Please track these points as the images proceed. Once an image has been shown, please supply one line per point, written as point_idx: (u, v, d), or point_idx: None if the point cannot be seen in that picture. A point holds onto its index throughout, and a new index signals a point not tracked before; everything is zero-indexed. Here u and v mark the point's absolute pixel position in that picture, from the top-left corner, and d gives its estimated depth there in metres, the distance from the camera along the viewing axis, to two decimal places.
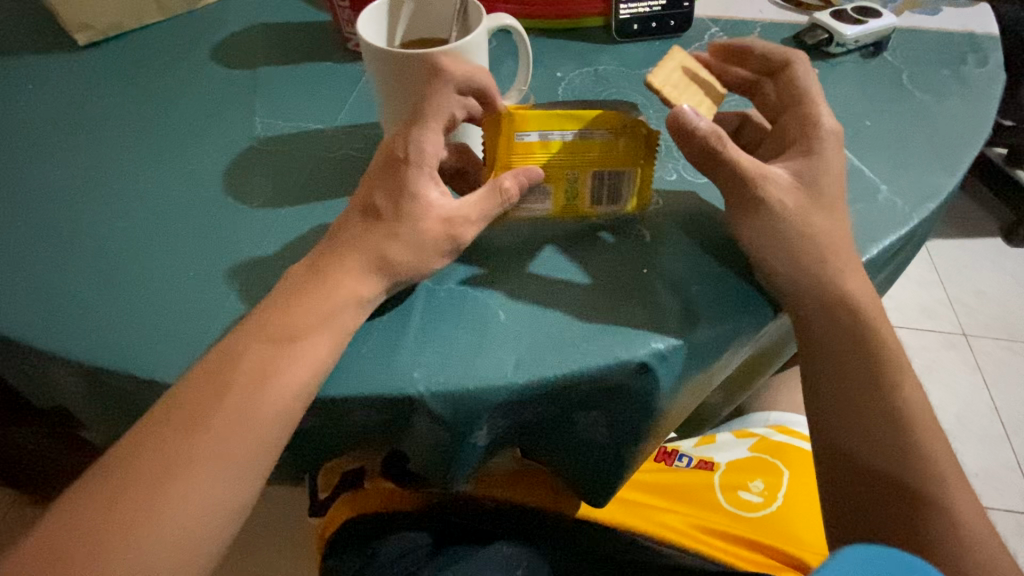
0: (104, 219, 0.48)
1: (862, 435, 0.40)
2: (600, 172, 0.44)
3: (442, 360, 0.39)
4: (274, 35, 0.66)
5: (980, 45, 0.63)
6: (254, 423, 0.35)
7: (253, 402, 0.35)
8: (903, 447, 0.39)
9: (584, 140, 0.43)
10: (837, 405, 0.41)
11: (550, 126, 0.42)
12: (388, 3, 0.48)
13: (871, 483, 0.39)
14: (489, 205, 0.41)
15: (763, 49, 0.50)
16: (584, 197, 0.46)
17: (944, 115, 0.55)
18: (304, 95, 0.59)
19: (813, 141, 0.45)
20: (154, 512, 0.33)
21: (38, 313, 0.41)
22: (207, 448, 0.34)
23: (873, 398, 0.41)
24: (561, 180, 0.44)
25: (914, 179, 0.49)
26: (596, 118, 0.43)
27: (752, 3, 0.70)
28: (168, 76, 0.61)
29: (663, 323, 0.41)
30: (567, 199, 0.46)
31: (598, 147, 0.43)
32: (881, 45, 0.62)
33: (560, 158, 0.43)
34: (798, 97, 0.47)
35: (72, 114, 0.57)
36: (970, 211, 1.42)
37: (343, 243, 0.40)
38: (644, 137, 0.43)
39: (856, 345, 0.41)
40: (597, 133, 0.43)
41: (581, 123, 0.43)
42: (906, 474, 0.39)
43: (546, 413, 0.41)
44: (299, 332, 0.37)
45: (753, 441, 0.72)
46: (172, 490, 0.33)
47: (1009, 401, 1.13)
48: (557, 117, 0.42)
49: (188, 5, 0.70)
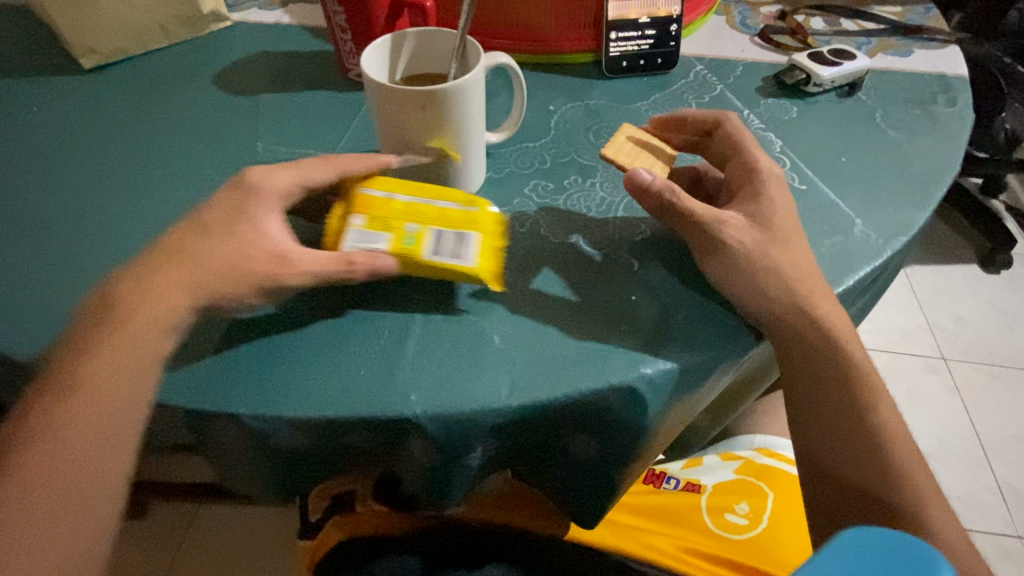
0: (107, 240, 0.49)
1: (841, 456, 0.42)
2: (440, 231, 0.44)
3: (437, 383, 0.40)
4: (276, 63, 0.68)
5: (949, 86, 0.67)
6: (108, 396, 0.37)
7: (104, 388, 0.37)
8: (882, 467, 0.41)
9: (437, 205, 0.45)
10: (819, 427, 0.43)
11: (391, 187, 0.45)
12: (389, 40, 0.51)
13: (850, 503, 0.41)
14: (331, 266, 0.40)
15: (696, 113, 0.54)
16: (422, 248, 0.43)
17: (914, 153, 0.58)
18: (305, 123, 0.61)
19: (758, 186, 0.48)
20: (27, 494, 0.35)
21: (40, 332, 0.42)
22: (53, 435, 0.36)
23: (852, 421, 0.43)
24: (401, 230, 0.43)
25: (887, 213, 0.52)
26: (457, 195, 0.46)
27: (735, 42, 0.73)
28: (172, 101, 0.63)
29: (652, 348, 0.42)
30: (406, 247, 0.42)
31: (436, 209, 0.45)
32: (855, 85, 0.66)
33: (400, 212, 0.44)
34: (739, 149, 0.50)
35: (76, 137, 0.59)
36: (948, 239, 1.47)
37: (224, 234, 0.41)
38: (483, 213, 0.46)
39: (834, 370, 0.43)
40: (442, 202, 0.45)
41: (442, 194, 0.46)
42: (883, 494, 0.41)
43: (539, 434, 0.43)
44: (142, 321, 0.38)
45: (739, 464, 0.74)
46: (37, 466, 0.36)
47: (988, 425, 1.16)
48: (414, 183, 0.46)
49: (191, 32, 0.72)
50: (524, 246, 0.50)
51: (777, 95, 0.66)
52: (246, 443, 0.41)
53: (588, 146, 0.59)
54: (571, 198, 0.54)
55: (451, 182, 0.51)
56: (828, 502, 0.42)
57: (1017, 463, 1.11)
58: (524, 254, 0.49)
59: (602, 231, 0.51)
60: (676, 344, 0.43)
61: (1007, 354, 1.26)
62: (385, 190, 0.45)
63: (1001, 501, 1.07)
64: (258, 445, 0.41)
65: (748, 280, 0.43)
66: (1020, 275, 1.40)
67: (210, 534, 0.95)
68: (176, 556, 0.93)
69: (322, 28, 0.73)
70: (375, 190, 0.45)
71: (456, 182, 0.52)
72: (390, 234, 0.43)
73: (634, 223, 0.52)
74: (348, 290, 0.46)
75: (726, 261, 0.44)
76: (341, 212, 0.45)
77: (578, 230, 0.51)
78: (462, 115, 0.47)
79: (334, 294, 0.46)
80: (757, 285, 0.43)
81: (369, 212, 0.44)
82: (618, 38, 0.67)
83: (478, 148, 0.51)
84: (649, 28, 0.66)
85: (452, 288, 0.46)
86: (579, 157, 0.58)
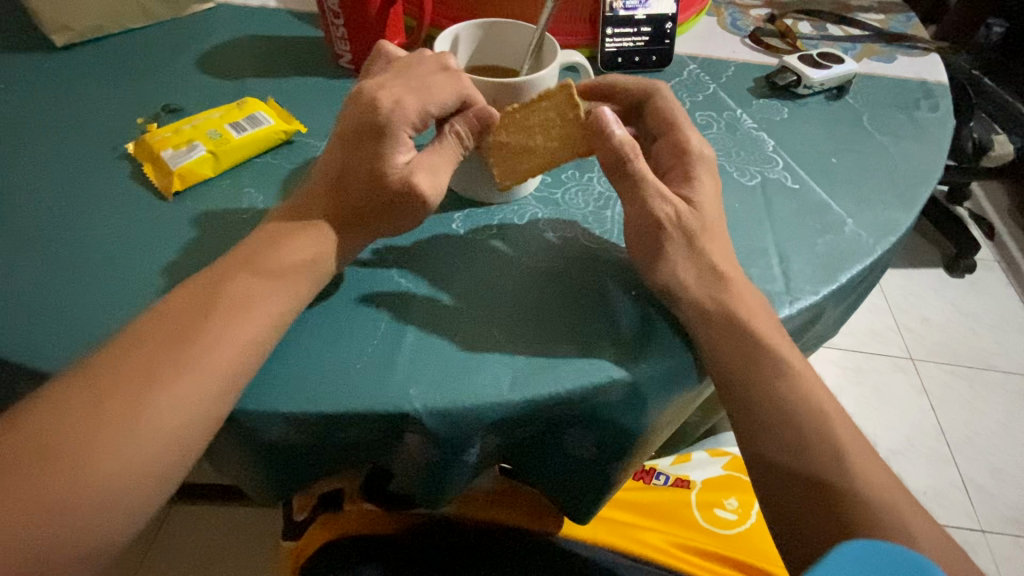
0: (85, 226, 0.46)
1: (794, 449, 0.39)
2: (234, 122, 0.54)
3: (437, 377, 0.39)
4: (264, 47, 0.66)
5: (931, 92, 0.69)
6: (276, 214, 0.43)
7: (195, 354, 0.35)
8: (838, 450, 0.38)
9: (197, 121, 0.54)
10: (742, 418, 0.41)
11: (173, 127, 0.53)
12: (467, 26, 0.50)
13: (796, 496, 0.38)
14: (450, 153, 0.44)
15: (629, 82, 0.51)
16: (228, 134, 0.52)
17: (901, 156, 0.60)
18: (292, 108, 0.59)
19: (689, 166, 0.47)
20: (272, 265, 0.40)
21: (9, 325, 0.39)
22: (295, 228, 0.42)
23: (786, 410, 0.40)
24: (203, 135, 0.52)
25: (876, 214, 0.53)
26: (205, 112, 0.55)
27: (726, 43, 0.74)
28: (152, 81, 0.60)
29: (650, 347, 0.42)
30: (214, 140, 0.52)
31: (213, 117, 0.54)
32: (842, 88, 0.67)
33: (183, 130, 0.53)
34: (668, 125, 0.49)
35: (48, 114, 0.56)
36: (917, 243, 1.52)
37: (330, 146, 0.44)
38: (220, 111, 0.55)
39: (766, 358, 0.41)
40: (212, 114, 0.55)
41: (193, 118, 0.54)
42: (844, 478, 0.37)
43: (536, 431, 0.42)
44: (292, 200, 0.44)
45: (727, 460, 0.76)
46: (278, 243, 0.41)
47: (953, 423, 1.20)
48: (175, 123, 0.54)
49: (173, 13, 0.69)
50: (522, 241, 0.49)
51: (768, 96, 0.67)
52: (235, 438, 0.39)
53: None
54: (568, 192, 0.54)
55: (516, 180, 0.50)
56: (771, 498, 0.39)
57: (979, 459, 1.16)
58: (525, 249, 0.48)
59: (601, 226, 0.51)
60: (673, 381, 0.42)
61: (970, 355, 1.31)
62: (165, 131, 0.53)
63: (964, 495, 1.11)
64: (247, 441, 0.39)
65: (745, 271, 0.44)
66: (980, 279, 1.46)
67: (182, 537, 0.91)
68: (142, 562, 0.88)
69: (310, 14, 0.71)
70: (165, 133, 0.52)
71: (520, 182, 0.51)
72: (198, 143, 0.51)
73: None
74: (341, 287, 0.44)
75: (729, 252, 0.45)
76: (146, 164, 0.51)
77: (578, 226, 0.50)
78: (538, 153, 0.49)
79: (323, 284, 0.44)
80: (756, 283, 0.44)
81: (163, 143, 0.51)
82: (614, 34, 0.66)
83: None
84: (645, 25, 0.66)
85: (450, 281, 0.45)
86: None
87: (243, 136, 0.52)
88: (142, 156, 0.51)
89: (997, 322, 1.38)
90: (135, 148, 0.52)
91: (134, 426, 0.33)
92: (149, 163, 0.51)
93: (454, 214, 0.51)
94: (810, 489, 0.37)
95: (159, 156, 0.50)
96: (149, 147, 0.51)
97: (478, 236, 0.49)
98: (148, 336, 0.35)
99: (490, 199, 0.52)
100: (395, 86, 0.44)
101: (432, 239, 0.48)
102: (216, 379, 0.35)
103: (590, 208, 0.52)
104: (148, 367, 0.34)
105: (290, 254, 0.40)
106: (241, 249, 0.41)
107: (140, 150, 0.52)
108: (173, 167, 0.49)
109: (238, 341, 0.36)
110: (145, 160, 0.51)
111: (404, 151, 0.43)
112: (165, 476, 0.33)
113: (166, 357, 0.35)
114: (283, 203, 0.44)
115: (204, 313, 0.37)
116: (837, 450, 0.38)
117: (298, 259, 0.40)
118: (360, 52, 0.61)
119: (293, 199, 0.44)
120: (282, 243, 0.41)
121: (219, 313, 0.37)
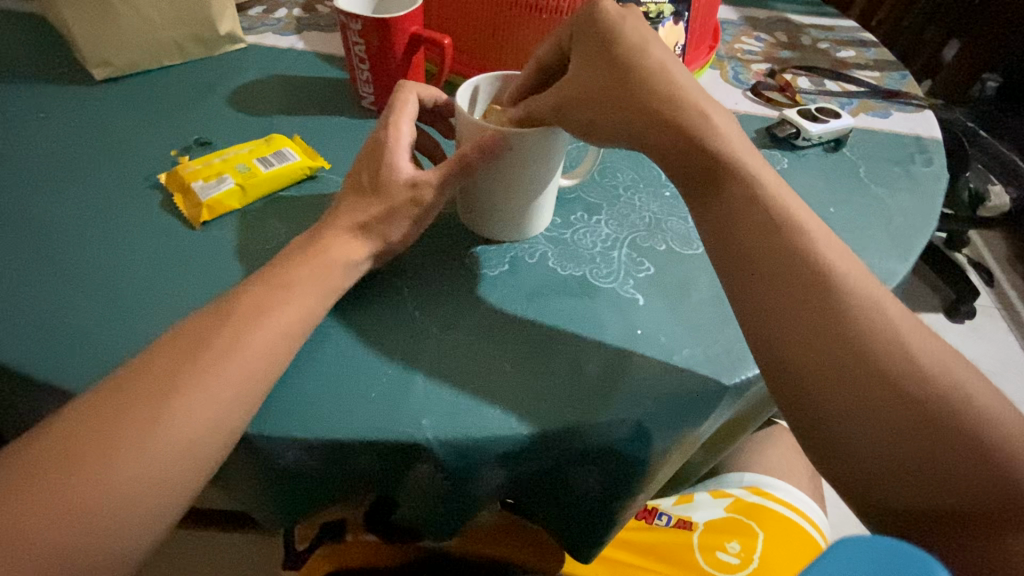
0: (116, 250, 0.48)
1: (864, 468, 0.37)
2: (262, 157, 0.57)
3: (450, 412, 0.40)
4: (290, 87, 0.69)
5: (926, 147, 0.72)
6: (297, 246, 0.45)
7: (216, 374, 0.36)
8: (957, 441, 0.36)
9: (228, 156, 0.57)
10: (839, 425, 0.38)
11: (203, 161, 0.56)
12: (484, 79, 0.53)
13: (907, 487, 0.37)
14: (447, 170, 0.47)
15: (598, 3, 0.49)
16: (257, 168, 0.55)
17: (897, 208, 0.62)
18: (316, 145, 0.62)
19: (719, 175, 0.45)
20: (290, 291, 0.41)
21: (40, 344, 0.41)
22: (316, 259, 0.43)
23: (893, 406, 0.37)
24: (233, 169, 0.55)
25: (873, 262, 0.55)
26: (235, 147, 0.59)
27: (729, 95, 0.78)
28: (184, 116, 0.64)
29: (656, 386, 0.43)
30: (243, 174, 0.55)
31: (242, 152, 0.58)
32: (840, 142, 0.71)
33: (214, 163, 0.55)
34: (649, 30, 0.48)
35: (85, 144, 0.59)
36: (917, 288, 1.54)
37: (350, 188, 0.48)
38: (250, 147, 0.58)
39: (853, 364, 0.38)
40: (241, 149, 0.58)
41: (223, 153, 0.57)
42: (962, 471, 0.36)
43: (545, 466, 0.43)
44: (312, 233, 0.46)
45: (729, 501, 0.74)
46: (296, 272, 0.42)
47: None
48: (206, 157, 0.57)
49: (207, 52, 0.73)
50: (532, 278, 0.51)
51: (769, 147, 0.70)
52: (248, 462, 0.40)
53: (594, 185, 0.61)
54: (577, 233, 0.56)
55: (522, 218, 0.53)
56: (877, 495, 0.38)
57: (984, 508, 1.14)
58: (533, 285, 0.50)
59: (609, 265, 0.53)
60: (679, 416, 0.43)
61: None
62: (197, 163, 0.55)
63: None
64: (261, 465, 0.40)
65: (817, 266, 0.41)
66: (981, 326, 1.47)
67: (176, 565, 0.90)
68: None
69: (335, 57, 0.75)
70: (196, 165, 0.55)
71: (528, 219, 0.53)
72: (228, 175, 0.54)
73: (638, 261, 0.53)
74: (356, 321, 0.45)
75: (792, 253, 0.41)
76: (177, 194, 0.53)
77: (585, 265, 0.52)
78: (544, 166, 0.49)
79: (337, 317, 0.46)
80: (829, 280, 0.40)
81: (195, 174, 0.54)
82: None
83: (550, 194, 0.52)
84: None
85: (461, 313, 0.47)
86: (585, 194, 0.60)
87: (271, 170, 0.55)
88: (172, 188, 0.54)
89: (998, 368, 1.38)
90: (167, 179, 0.55)
91: (154, 435, 0.34)
92: (181, 193, 0.53)
93: (467, 250, 0.53)
94: (905, 483, 0.36)
95: (191, 186, 0.53)
96: (182, 178, 0.54)
97: (490, 271, 0.51)
98: (171, 354, 0.37)
99: (503, 237, 0.54)
100: (401, 122, 0.49)
101: (446, 274, 0.50)
102: (235, 396, 0.36)
103: (597, 249, 0.54)
104: (169, 385, 0.35)
105: (310, 282, 0.42)
106: (262, 274, 0.42)
107: (172, 181, 0.54)
108: (203, 197, 0.52)
109: (258, 365, 0.37)
110: (177, 190, 0.53)
111: (404, 168, 0.48)
112: (181, 491, 0.34)
113: (186, 376, 0.36)
114: (304, 236, 0.46)
115: (223, 331, 0.38)
116: (909, 455, 0.36)
117: (317, 290, 0.42)
118: (383, 95, 0.65)
119: (314, 233, 0.46)
120: (302, 273, 0.42)
121: (238, 337, 0.38)
